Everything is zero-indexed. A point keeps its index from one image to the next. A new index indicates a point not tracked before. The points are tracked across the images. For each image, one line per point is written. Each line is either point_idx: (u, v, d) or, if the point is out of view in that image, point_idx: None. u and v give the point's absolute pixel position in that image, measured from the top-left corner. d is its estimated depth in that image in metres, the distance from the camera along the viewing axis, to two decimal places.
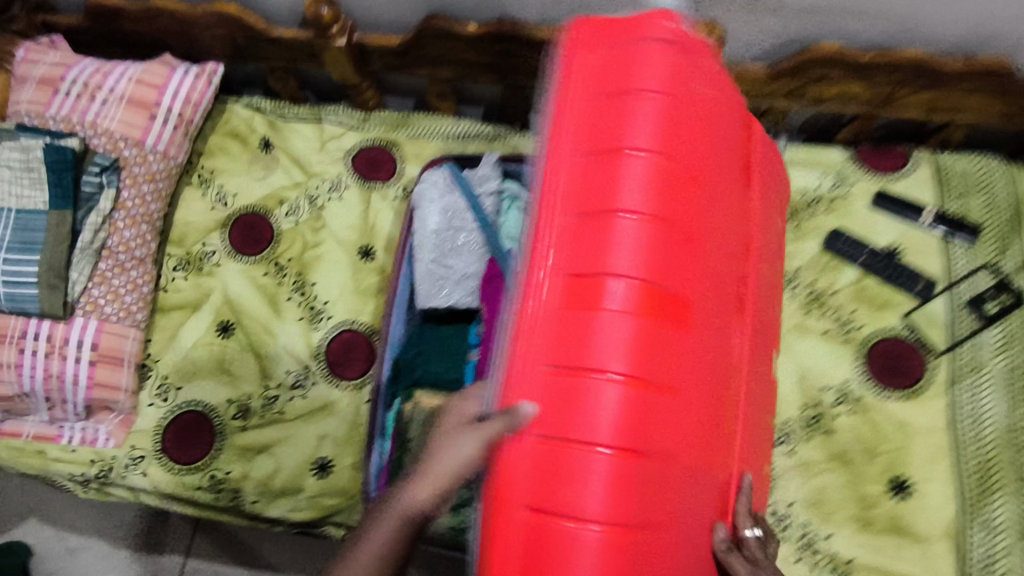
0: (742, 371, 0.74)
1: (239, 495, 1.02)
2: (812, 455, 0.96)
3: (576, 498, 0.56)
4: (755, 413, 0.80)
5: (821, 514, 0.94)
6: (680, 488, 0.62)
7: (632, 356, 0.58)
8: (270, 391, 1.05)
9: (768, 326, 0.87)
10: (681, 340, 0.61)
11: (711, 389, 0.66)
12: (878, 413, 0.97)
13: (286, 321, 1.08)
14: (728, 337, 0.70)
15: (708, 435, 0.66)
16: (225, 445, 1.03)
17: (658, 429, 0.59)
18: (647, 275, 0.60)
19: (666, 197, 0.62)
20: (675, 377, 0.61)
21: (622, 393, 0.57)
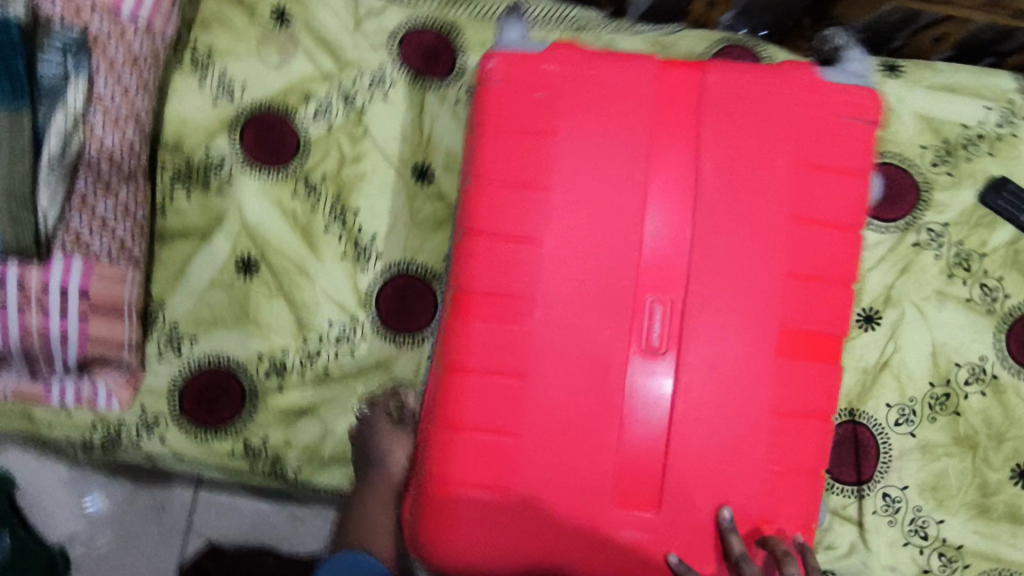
0: (680, 372, 0.64)
1: (281, 463, 0.86)
2: (935, 437, 0.86)
3: (440, 466, 0.64)
4: (739, 430, 0.64)
5: (935, 499, 0.86)
6: (535, 474, 0.64)
7: (469, 353, 0.64)
8: (310, 346, 0.88)
9: (789, 313, 0.64)
10: (525, 332, 0.63)
11: (593, 385, 0.64)
12: (1014, 395, 0.86)
13: (324, 259, 0.89)
14: (629, 334, 0.64)
15: (593, 434, 0.64)
16: (260, 407, 0.86)
17: (498, 413, 0.64)
18: (480, 281, 0.64)
19: (506, 205, 0.64)
20: (526, 368, 0.63)
21: (468, 388, 0.64)
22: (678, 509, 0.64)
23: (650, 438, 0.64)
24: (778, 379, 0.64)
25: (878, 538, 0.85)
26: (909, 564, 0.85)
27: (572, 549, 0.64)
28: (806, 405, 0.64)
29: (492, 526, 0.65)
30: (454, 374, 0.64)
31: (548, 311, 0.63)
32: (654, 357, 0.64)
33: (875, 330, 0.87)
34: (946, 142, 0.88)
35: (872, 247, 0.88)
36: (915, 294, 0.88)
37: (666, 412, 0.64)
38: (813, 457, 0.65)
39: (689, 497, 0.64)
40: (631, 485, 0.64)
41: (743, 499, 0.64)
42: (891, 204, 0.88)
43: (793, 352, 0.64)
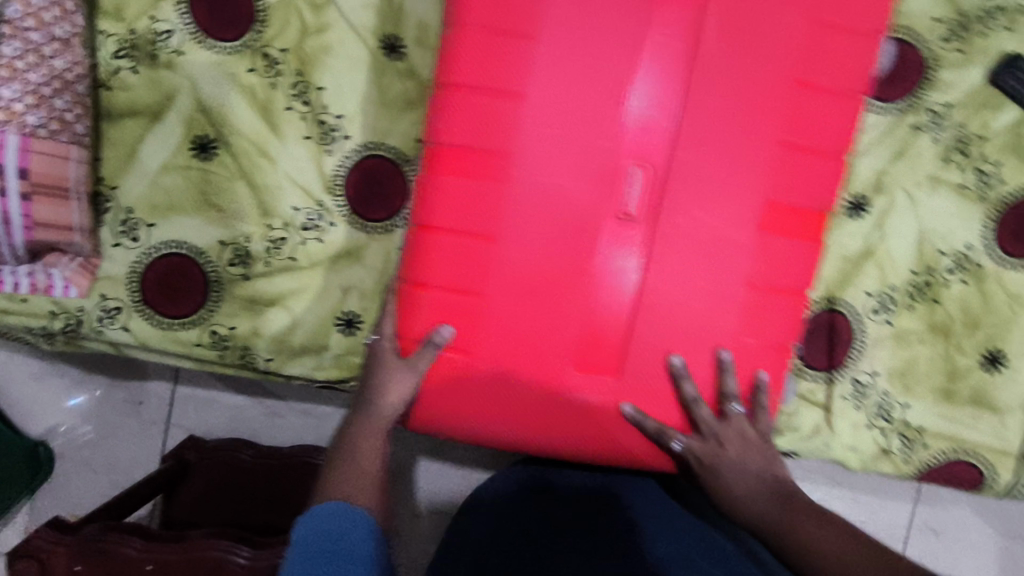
0: (653, 239, 0.63)
1: (250, 352, 0.85)
2: (910, 325, 0.86)
3: (407, 323, 0.65)
4: (706, 303, 0.63)
5: (903, 384, 0.87)
6: (499, 337, 0.64)
7: (439, 211, 0.62)
8: (273, 232, 0.84)
9: (772, 185, 0.62)
10: (498, 193, 0.61)
11: (563, 250, 0.62)
12: (996, 284, 0.85)
13: (286, 140, 0.83)
14: (604, 199, 0.62)
15: (562, 302, 0.63)
16: (225, 296, 0.84)
17: (467, 273, 0.63)
18: (455, 136, 0.61)
19: (485, 54, 0.60)
20: (496, 230, 0.62)
21: (436, 245, 0.63)
22: (638, 373, 0.65)
23: (619, 305, 0.63)
24: (752, 252, 0.63)
25: (843, 421, 0.87)
26: (870, 445, 0.88)
27: (527, 415, 0.65)
28: (778, 279, 0.64)
29: (451, 387, 0.65)
30: (425, 231, 0.63)
31: (523, 173, 0.61)
32: (628, 223, 0.62)
33: (863, 217, 0.85)
34: (960, 16, 0.83)
35: (868, 130, 0.84)
36: (908, 180, 0.84)
37: (637, 278, 0.63)
38: (780, 337, 0.65)
39: (650, 362, 0.64)
40: (595, 352, 0.64)
41: (708, 370, 0.65)
42: (891, 82, 0.83)
43: (773, 225, 0.62)
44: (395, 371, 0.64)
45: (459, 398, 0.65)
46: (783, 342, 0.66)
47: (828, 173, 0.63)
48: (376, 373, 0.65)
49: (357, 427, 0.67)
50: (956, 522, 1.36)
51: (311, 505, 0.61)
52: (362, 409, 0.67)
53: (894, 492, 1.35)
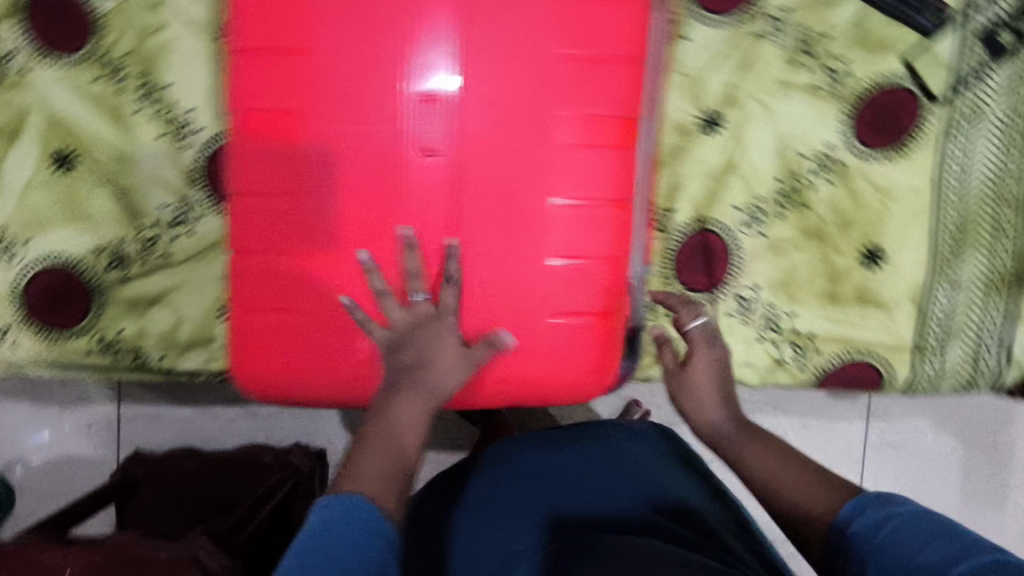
0: (462, 171, 0.61)
1: (142, 352, 0.89)
2: (784, 234, 0.86)
3: (241, 292, 0.65)
4: (528, 227, 0.63)
5: (787, 293, 0.87)
6: (330, 292, 0.63)
7: (250, 175, 0.63)
8: (145, 232, 0.86)
9: (571, 100, 0.61)
10: (300, 148, 0.61)
11: (372, 196, 0.61)
12: (862, 180, 0.84)
13: (140, 141, 0.85)
14: (404, 137, 0.60)
15: (384, 248, 0.62)
16: (107, 302, 0.87)
17: (283, 232, 0.63)
18: (253, 101, 0.62)
19: (268, 13, 0.60)
20: (303, 185, 0.62)
21: (253, 208, 0.63)
22: (469, 308, 0.64)
23: (441, 242, 0.63)
24: (565, 170, 0.62)
25: (732, 338, 0.88)
26: (764, 358, 0.88)
27: (373, 365, 0.65)
28: (593, 195, 0.64)
29: (294, 349, 0.65)
30: (243, 199, 0.64)
31: (320, 123, 0.60)
32: (433, 159, 0.61)
33: (717, 132, 0.85)
34: None
35: (710, 45, 0.83)
36: (758, 88, 0.84)
37: (453, 212, 0.62)
38: (609, 249, 0.66)
39: (478, 296, 0.64)
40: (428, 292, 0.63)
41: (545, 294, 0.65)
42: None
43: (582, 139, 0.62)
44: (448, 334, 0.63)
45: (304, 359, 0.65)
46: (618, 254, 0.67)
47: (627, 82, 0.62)
48: (422, 341, 0.62)
49: (388, 419, 0.60)
50: (914, 437, 1.30)
51: (330, 505, 0.53)
52: (396, 396, 0.61)
53: (843, 411, 1.31)
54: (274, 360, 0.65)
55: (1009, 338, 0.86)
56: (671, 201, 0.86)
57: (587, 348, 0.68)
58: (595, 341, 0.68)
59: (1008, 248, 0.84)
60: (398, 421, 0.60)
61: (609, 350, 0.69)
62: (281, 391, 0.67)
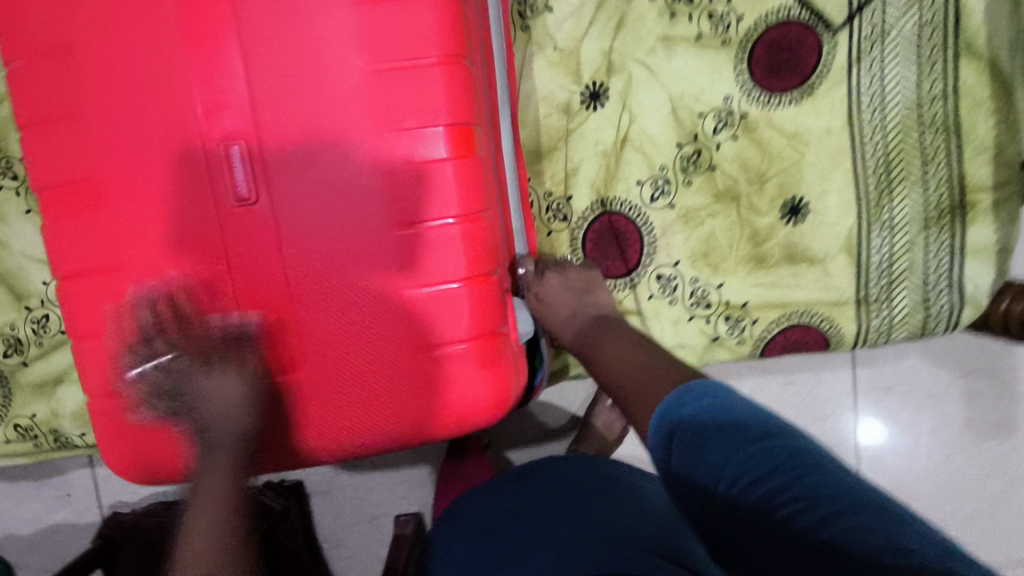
0: (282, 214, 0.54)
1: (61, 434, 0.87)
2: (695, 201, 0.80)
3: (92, 378, 0.59)
4: (369, 260, 0.55)
5: (708, 264, 0.81)
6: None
7: (68, 254, 0.57)
8: (35, 313, 0.85)
9: (385, 114, 0.54)
10: (106, 217, 0.55)
11: (194, 258, 0.55)
12: (769, 128, 0.78)
13: (11, 220, 0.83)
14: (213, 187, 0.54)
15: (217, 310, 0.56)
16: (15, 388, 0.86)
17: (110, 313, 0.57)
18: (50, 175, 0.56)
19: (40, 79, 0.54)
20: (121, 256, 0.56)
21: (79, 289, 0.57)
22: (316, 366, 0.56)
23: (276, 294, 0.55)
24: (397, 192, 0.55)
25: (660, 321, 0.82)
26: (698, 337, 0.82)
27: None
28: (439, 212, 0.56)
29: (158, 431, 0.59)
30: (67, 279, 0.58)
31: (121, 187, 0.54)
32: (250, 207, 0.54)
33: (604, 106, 0.79)
34: None
35: (578, 13, 0.77)
36: (637, 50, 0.78)
37: (282, 260, 0.55)
38: (474, 264, 0.58)
39: (326, 350, 0.56)
40: (273, 348, 0.56)
41: (412, 326, 0.57)
42: None
43: (410, 153, 0.55)
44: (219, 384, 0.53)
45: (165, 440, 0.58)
46: (484, 270, 0.59)
47: (445, 80, 0.55)
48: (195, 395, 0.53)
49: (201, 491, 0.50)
50: (908, 375, 1.10)
51: None
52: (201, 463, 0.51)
53: (823, 358, 1.12)
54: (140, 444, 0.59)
55: (961, 275, 0.77)
56: (567, 187, 0.80)
57: (474, 376, 0.60)
58: (480, 369, 0.60)
59: (944, 176, 0.76)
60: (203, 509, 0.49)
61: (497, 375, 0.61)
62: (161, 476, 0.61)
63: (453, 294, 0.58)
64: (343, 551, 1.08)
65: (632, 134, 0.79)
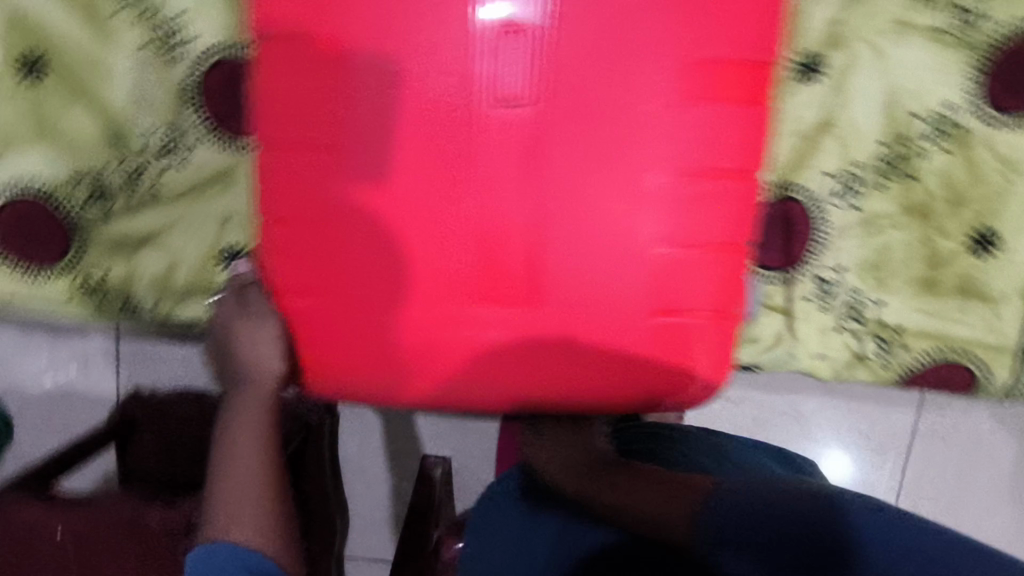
0: (547, 128, 0.51)
1: (131, 300, 0.77)
2: (882, 208, 0.73)
3: (283, 262, 0.56)
4: (626, 201, 0.53)
5: (876, 278, 0.75)
6: (375, 264, 0.53)
7: (296, 123, 0.52)
8: (131, 159, 0.75)
9: (680, 50, 0.51)
10: (346, 90, 0.51)
11: (445, 153, 0.51)
12: (985, 149, 0.71)
13: (121, 48, 0.73)
14: (483, 80, 0.50)
15: (447, 212, 0.52)
16: (88, 241, 0.76)
17: (325, 196, 0.53)
18: (290, 25, 0.51)
19: None
20: (360, 138, 0.51)
21: (297, 164, 0.53)
22: (540, 287, 0.54)
23: (520, 215, 0.52)
24: (672, 131, 0.52)
25: (807, 326, 0.76)
26: (842, 351, 0.77)
27: (426, 353, 0.55)
28: (709, 159, 0.53)
29: (345, 334, 0.56)
30: (275, 150, 0.54)
31: (371, 61, 0.50)
32: (515, 106, 0.50)
33: (817, 82, 0.71)
34: None
35: None
36: (868, 29, 0.70)
37: (537, 176, 0.52)
38: (729, 232, 0.56)
39: (558, 277, 0.54)
40: (504, 257, 0.53)
41: (676, 291, 0.55)
42: None
43: (690, 93, 0.52)
44: (259, 327, 0.60)
45: (357, 340, 0.55)
46: (738, 240, 0.57)
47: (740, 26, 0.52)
48: (248, 328, 0.61)
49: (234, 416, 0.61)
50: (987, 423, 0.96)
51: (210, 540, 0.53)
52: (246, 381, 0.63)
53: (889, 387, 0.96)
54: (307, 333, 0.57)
55: None
56: None
57: (700, 349, 0.57)
58: (707, 345, 0.58)
59: None
60: (247, 436, 0.60)
61: (707, 353, 0.58)
62: (345, 382, 0.58)
63: (706, 261, 0.56)
64: (360, 482, 0.98)
65: (839, 121, 0.72)
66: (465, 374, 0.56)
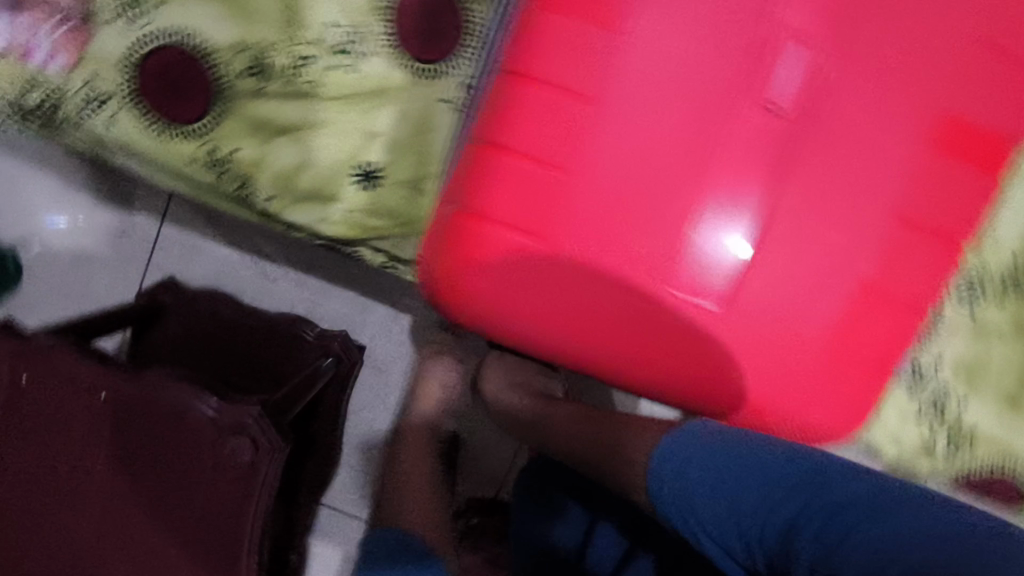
0: (803, 145, 0.49)
1: (249, 184, 0.72)
2: (994, 317, 0.76)
3: (481, 195, 0.51)
4: (852, 236, 0.50)
5: (968, 380, 0.77)
6: (584, 223, 0.49)
7: (551, 62, 0.49)
8: (301, 47, 0.70)
9: (949, 106, 0.50)
10: (619, 47, 0.48)
11: (695, 133, 0.49)
12: None
13: None
14: (757, 78, 0.48)
15: (676, 193, 0.49)
16: (230, 112, 0.71)
17: (557, 141, 0.49)
18: None
19: None
20: (615, 94, 0.48)
21: (536, 102, 0.49)
22: (744, 298, 0.50)
23: (749, 219, 0.49)
24: (914, 180, 0.50)
25: (890, 407, 0.78)
26: (914, 439, 0.79)
27: (600, 329, 0.51)
28: (936, 217, 0.52)
29: (524, 286, 0.51)
30: (518, 82, 0.50)
31: (659, 26, 0.48)
32: (781, 109, 0.48)
33: None
34: None
35: None
36: None
37: (777, 186, 0.49)
38: (926, 294, 0.53)
39: (762, 293, 0.50)
40: (719, 258, 0.49)
41: (864, 338, 0.52)
42: None
43: (940, 150, 0.51)
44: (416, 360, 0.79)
45: (533, 296, 0.52)
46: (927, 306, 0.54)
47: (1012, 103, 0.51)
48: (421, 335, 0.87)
49: None
50: None
51: None
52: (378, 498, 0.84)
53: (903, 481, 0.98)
54: (478, 276, 0.52)
55: None
56: None
57: (861, 404, 0.54)
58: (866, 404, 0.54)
59: None
60: None
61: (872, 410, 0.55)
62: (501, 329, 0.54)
63: (900, 317, 0.52)
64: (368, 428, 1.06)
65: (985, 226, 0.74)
66: (629, 365, 0.52)
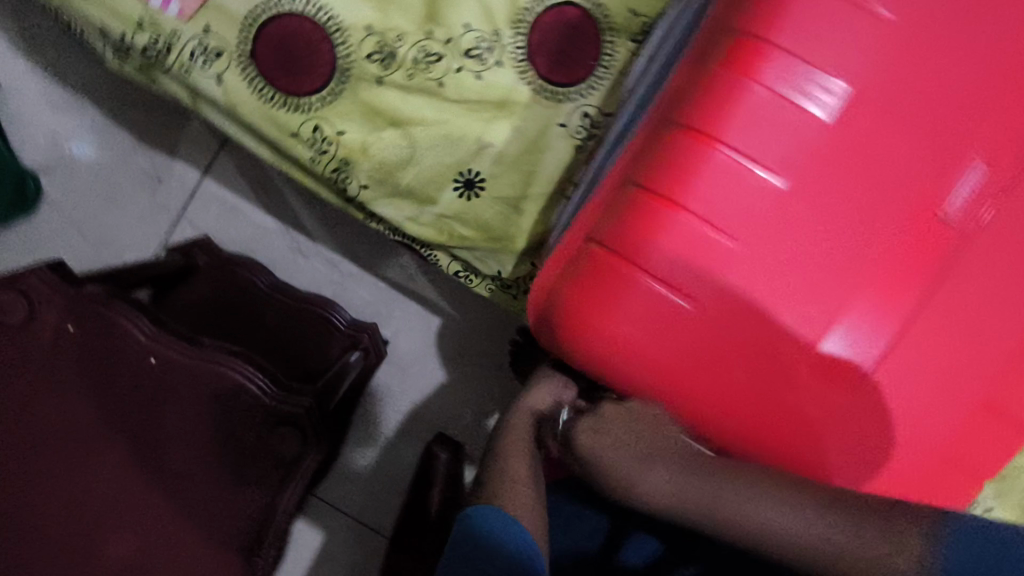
0: (954, 265, 0.52)
1: (347, 168, 0.70)
2: None
3: (647, 252, 0.48)
4: (972, 355, 0.54)
5: None
6: (752, 304, 0.49)
7: (750, 135, 0.47)
8: (432, 43, 0.68)
9: None
10: (822, 138, 0.47)
11: (873, 237, 0.49)
12: None
13: None
14: (930, 187, 0.49)
15: (843, 291, 0.50)
16: (345, 95, 0.68)
17: (741, 216, 0.48)
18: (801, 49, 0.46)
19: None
20: (808, 184, 0.48)
21: (727, 174, 0.47)
22: (876, 401, 0.52)
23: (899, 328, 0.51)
24: None
25: None
26: None
27: (737, 407, 0.52)
28: None
29: (674, 355, 0.51)
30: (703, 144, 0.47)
31: (862, 125, 0.48)
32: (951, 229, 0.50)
33: None
34: None
35: None
36: None
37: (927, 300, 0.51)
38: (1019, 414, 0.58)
39: (892, 396, 0.53)
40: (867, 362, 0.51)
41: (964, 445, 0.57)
42: None
43: None
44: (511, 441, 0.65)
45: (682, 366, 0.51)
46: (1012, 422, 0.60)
47: None
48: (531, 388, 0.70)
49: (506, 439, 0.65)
50: None
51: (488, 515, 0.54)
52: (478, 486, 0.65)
53: None
54: (626, 334, 0.50)
55: None
56: None
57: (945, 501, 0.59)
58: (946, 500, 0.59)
59: None
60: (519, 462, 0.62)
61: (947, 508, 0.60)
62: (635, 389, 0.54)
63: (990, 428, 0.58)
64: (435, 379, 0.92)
65: None
66: (756, 444, 0.53)
